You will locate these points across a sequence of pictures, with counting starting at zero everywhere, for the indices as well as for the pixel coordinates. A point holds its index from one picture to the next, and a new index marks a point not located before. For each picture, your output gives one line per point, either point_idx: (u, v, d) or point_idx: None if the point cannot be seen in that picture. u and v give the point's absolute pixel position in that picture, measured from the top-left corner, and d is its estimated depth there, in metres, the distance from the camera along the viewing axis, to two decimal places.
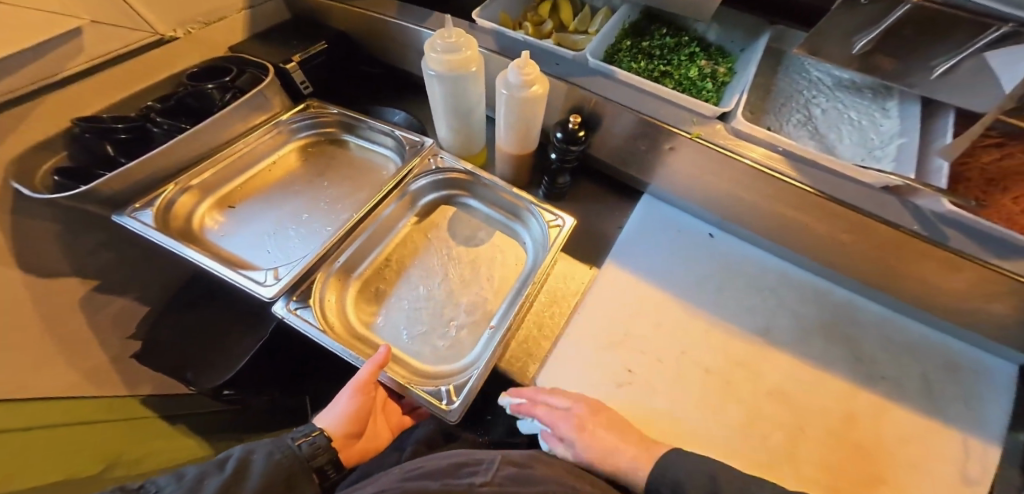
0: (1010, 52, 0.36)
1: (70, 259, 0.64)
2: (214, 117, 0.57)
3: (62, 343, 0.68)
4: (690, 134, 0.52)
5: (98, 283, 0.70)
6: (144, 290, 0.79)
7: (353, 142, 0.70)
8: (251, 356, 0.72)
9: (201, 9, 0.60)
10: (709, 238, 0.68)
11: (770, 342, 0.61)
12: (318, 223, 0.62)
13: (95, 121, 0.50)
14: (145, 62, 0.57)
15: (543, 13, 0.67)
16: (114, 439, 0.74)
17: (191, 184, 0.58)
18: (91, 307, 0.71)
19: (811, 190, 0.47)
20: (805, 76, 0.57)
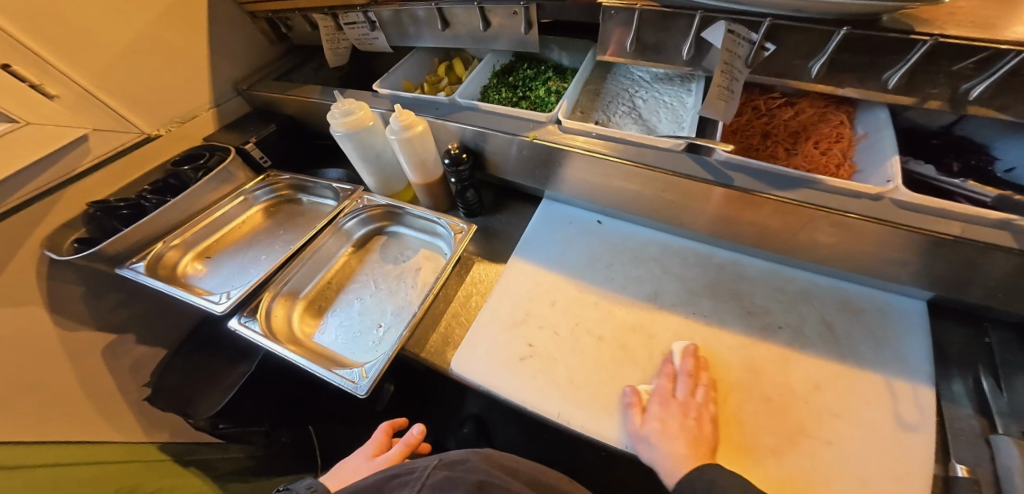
0: (711, 27, 0.50)
1: (93, 315, 0.82)
2: (190, 190, 0.76)
3: (86, 388, 0.84)
4: (528, 137, 0.63)
5: (115, 336, 0.87)
6: (155, 342, 0.95)
7: (307, 199, 0.87)
8: (235, 391, 0.84)
9: (177, 112, 0.83)
10: (597, 225, 0.77)
11: (659, 305, 0.64)
12: (273, 261, 0.76)
13: (102, 202, 0.70)
14: (140, 156, 0.79)
15: (440, 73, 0.84)
16: (135, 473, 0.86)
17: (178, 242, 0.76)
18: (109, 356, 0.87)
19: (620, 159, 0.58)
20: (629, 77, 0.70)
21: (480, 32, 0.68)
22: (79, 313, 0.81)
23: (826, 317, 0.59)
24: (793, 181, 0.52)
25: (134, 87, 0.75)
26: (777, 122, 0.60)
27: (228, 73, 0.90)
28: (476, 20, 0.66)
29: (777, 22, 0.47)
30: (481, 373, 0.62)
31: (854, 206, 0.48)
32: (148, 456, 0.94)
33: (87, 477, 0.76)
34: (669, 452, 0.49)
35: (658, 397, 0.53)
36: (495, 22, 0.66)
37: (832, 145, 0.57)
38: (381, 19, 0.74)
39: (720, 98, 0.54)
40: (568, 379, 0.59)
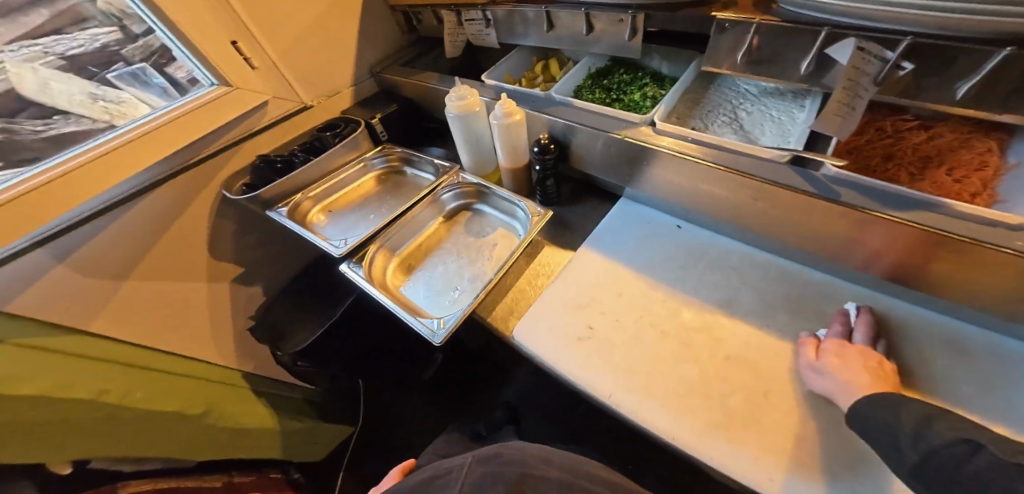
0: (837, 45, 0.46)
1: (233, 251, 1.02)
2: (326, 153, 0.92)
3: (216, 307, 1.04)
4: (621, 135, 0.64)
5: (241, 271, 1.06)
6: (270, 281, 1.14)
7: (410, 171, 1.00)
8: (321, 332, 0.97)
9: (327, 87, 1.00)
10: (676, 229, 0.74)
11: (733, 312, 0.62)
12: (379, 221, 0.89)
13: (266, 157, 0.89)
14: (298, 121, 0.98)
15: (537, 71, 0.85)
16: (234, 399, 1.02)
17: (313, 194, 0.92)
18: (245, 281, 1.08)
19: (712, 164, 0.58)
20: (736, 89, 0.69)
21: (584, 36, 0.72)
22: (225, 245, 1.00)
23: (925, 351, 0.54)
24: (915, 203, 0.48)
25: (301, 62, 0.93)
26: (904, 144, 0.55)
27: (367, 59, 1.05)
28: (580, 24, 0.70)
29: (918, 41, 0.41)
30: (541, 346, 0.65)
31: (975, 233, 0.44)
32: (236, 382, 1.08)
33: (203, 392, 0.95)
34: (848, 378, 0.48)
35: (831, 340, 0.54)
36: (598, 28, 0.68)
37: (971, 175, 0.51)
38: (494, 17, 0.83)
39: (834, 114, 0.49)
40: (625, 364, 0.61)
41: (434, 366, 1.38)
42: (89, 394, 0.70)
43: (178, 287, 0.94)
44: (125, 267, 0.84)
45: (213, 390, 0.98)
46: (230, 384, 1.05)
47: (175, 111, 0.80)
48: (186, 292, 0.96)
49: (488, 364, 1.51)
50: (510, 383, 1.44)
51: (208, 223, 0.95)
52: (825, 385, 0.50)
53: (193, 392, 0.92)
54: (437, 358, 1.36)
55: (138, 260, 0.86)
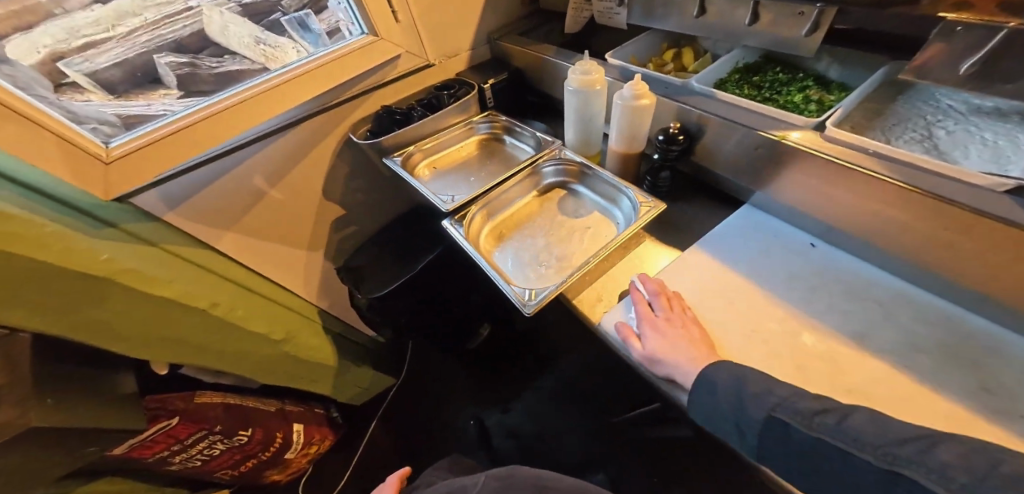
0: None
1: (339, 193, 1.07)
2: (439, 111, 0.95)
3: (311, 242, 1.11)
4: (779, 137, 0.59)
5: (340, 214, 1.11)
6: (360, 228, 1.18)
7: (510, 141, 0.99)
8: (398, 284, 1.02)
9: (448, 48, 1.00)
10: (809, 247, 0.69)
11: (865, 347, 0.57)
12: (479, 186, 0.89)
13: (388, 108, 0.95)
14: (417, 79, 0.99)
15: (666, 58, 0.81)
16: (302, 326, 1.11)
17: (423, 149, 0.93)
18: (336, 225, 1.13)
19: (887, 179, 0.50)
20: (933, 104, 0.56)
21: (743, 27, 0.64)
22: (333, 189, 1.06)
23: None
24: None
25: (430, 18, 0.93)
26: None
27: (488, 24, 1.04)
28: (742, 13, 0.62)
29: None
30: (627, 339, 0.63)
31: None
32: (303, 309, 1.15)
33: (281, 314, 1.05)
34: (679, 359, 0.53)
35: (642, 323, 0.59)
36: (763, 20, 0.60)
37: None
38: None
39: None
40: None
41: (480, 340, 1.39)
42: (203, 304, 0.81)
43: (278, 219, 1.00)
44: (249, 197, 0.92)
45: (290, 316, 1.08)
46: (299, 311, 1.14)
47: (327, 57, 0.81)
48: (285, 225, 1.03)
49: (537, 349, 1.52)
50: (550, 371, 1.45)
51: (325, 165, 0.99)
52: (664, 369, 0.54)
53: (278, 316, 1.04)
54: (484, 331, 1.36)
55: (261, 190, 0.93)
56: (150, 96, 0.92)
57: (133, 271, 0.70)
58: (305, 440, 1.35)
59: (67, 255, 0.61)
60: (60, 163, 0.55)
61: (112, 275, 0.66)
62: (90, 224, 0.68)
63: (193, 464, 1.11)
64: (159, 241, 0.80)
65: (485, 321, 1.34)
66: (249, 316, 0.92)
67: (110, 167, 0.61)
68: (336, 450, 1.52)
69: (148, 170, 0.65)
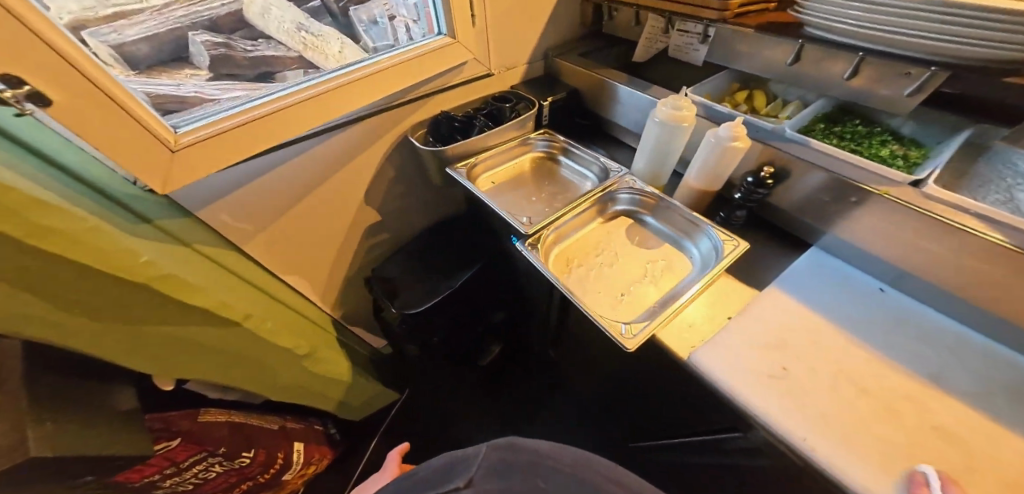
0: None
1: (381, 199, 1.01)
2: (502, 125, 0.91)
3: (343, 248, 1.04)
4: (881, 192, 0.62)
5: (378, 221, 1.05)
6: (392, 236, 1.12)
7: (565, 162, 0.95)
8: (438, 298, 1.01)
9: (508, 60, 0.98)
10: (879, 292, 0.74)
11: (943, 387, 0.61)
12: (544, 207, 0.86)
13: (448, 114, 0.91)
14: (475, 87, 0.96)
15: (739, 99, 0.81)
16: (320, 339, 1.03)
17: (482, 161, 0.90)
18: (370, 232, 1.06)
19: (992, 238, 0.54)
20: (1012, 168, 0.60)
21: (838, 80, 0.66)
22: (375, 195, 1.00)
23: None
24: None
25: (499, 28, 0.90)
26: None
27: (547, 41, 1.02)
28: (841, 67, 0.64)
29: None
30: (723, 376, 0.64)
31: None
32: (321, 323, 1.07)
33: (304, 328, 0.96)
34: None
35: None
36: (862, 77, 0.63)
37: None
38: (716, 35, 0.76)
39: None
40: (819, 412, 0.59)
41: (491, 356, 1.33)
42: (238, 316, 0.72)
43: (316, 223, 0.93)
44: (291, 199, 0.84)
45: (310, 329, 1.00)
46: (316, 322, 1.05)
47: (402, 57, 0.75)
48: (320, 230, 0.95)
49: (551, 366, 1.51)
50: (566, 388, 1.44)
51: (374, 169, 0.94)
52: None
53: (301, 328, 0.95)
54: (495, 349, 1.32)
55: (307, 191, 0.85)
56: (175, 75, 0.79)
57: (172, 277, 0.58)
58: (304, 460, 1.24)
59: (106, 258, 0.50)
60: (118, 148, 0.46)
61: (151, 282, 0.55)
62: (124, 217, 0.56)
63: (183, 489, 0.98)
64: (192, 240, 0.68)
65: (496, 339, 1.31)
66: (278, 331, 0.83)
67: (176, 156, 0.52)
68: (330, 470, 1.41)
69: (215, 164, 0.56)
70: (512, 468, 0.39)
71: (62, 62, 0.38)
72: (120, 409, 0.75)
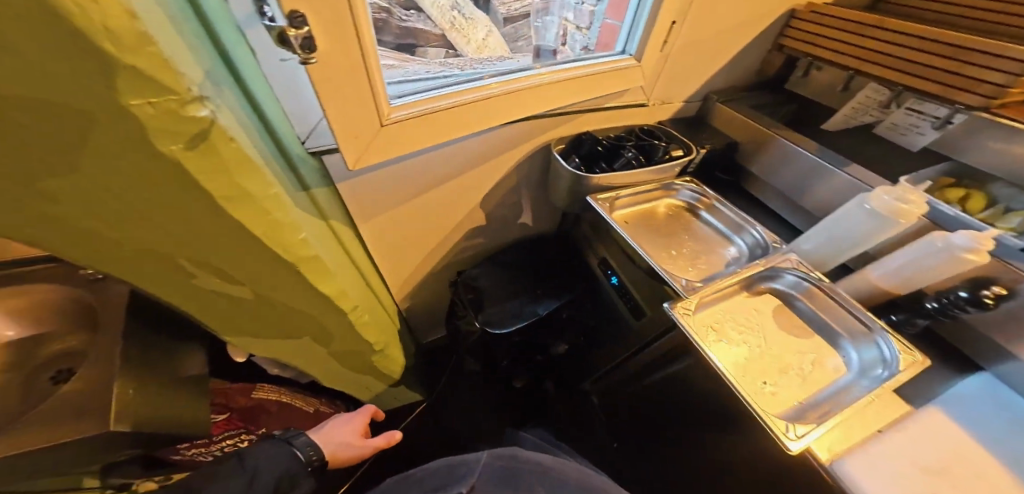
0: None
1: (491, 205, 0.93)
2: (651, 165, 0.80)
3: (436, 246, 0.96)
4: None
5: (478, 225, 0.97)
6: (482, 242, 1.04)
7: (705, 220, 0.84)
8: (522, 324, 0.96)
9: (671, 94, 0.89)
10: None
11: None
12: (686, 263, 0.76)
13: (594, 135, 0.83)
14: (626, 114, 0.88)
15: (950, 196, 0.66)
16: (389, 333, 0.94)
17: (623, 196, 0.80)
18: (465, 235, 0.98)
19: None
20: None
21: None
22: (488, 200, 0.91)
23: None
24: None
25: (682, 60, 0.81)
26: None
27: (714, 83, 0.93)
28: None
29: None
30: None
31: None
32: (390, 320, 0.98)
33: (381, 324, 0.87)
34: None
35: None
36: None
37: None
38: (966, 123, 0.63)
39: None
40: None
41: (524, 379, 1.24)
42: (347, 308, 0.63)
43: (425, 218, 0.85)
44: (415, 191, 0.76)
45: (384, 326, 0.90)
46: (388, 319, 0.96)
47: (578, 72, 0.68)
48: (427, 227, 0.88)
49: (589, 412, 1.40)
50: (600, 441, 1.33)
51: (499, 174, 0.85)
52: None
53: (379, 321, 0.86)
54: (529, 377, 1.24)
55: (433, 185, 0.77)
56: None
57: (319, 261, 0.50)
58: None
59: (272, 233, 0.40)
60: (339, 96, 0.40)
61: (299, 263, 0.46)
62: (292, 183, 0.46)
63: None
64: (329, 215, 0.59)
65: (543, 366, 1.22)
66: (365, 327, 0.74)
67: (381, 132, 0.47)
68: None
69: (405, 147, 0.50)
70: (514, 475, 0.45)
71: (345, 12, 0.35)
72: (190, 375, 0.65)
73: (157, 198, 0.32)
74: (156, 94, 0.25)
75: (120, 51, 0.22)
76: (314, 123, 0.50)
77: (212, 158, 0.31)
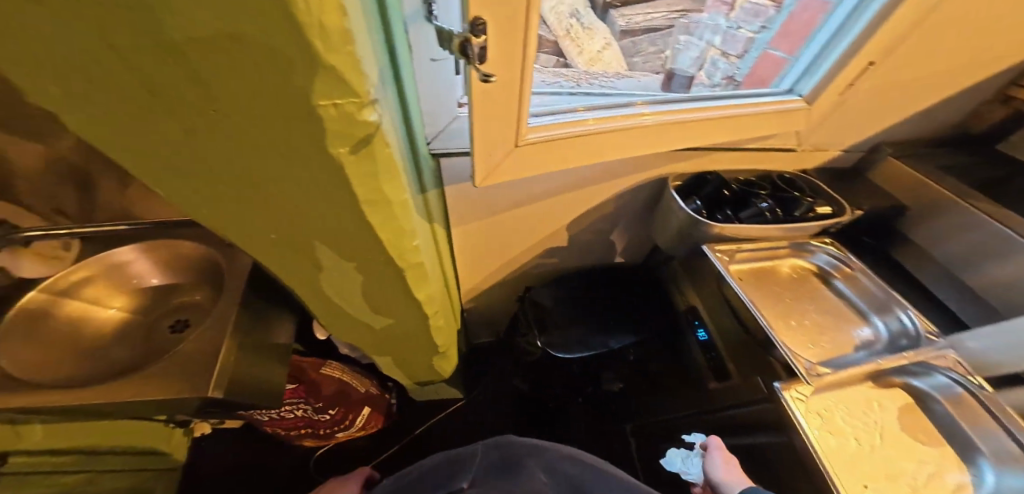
0: None
1: (588, 227, 0.88)
2: (788, 223, 0.72)
3: (522, 258, 0.94)
4: None
5: (569, 245, 0.93)
6: (568, 261, 1.00)
7: (840, 291, 0.73)
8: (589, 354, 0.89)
9: (830, 142, 0.78)
10: None
11: None
12: (806, 338, 0.67)
13: (722, 178, 0.75)
14: (762, 155, 0.79)
15: None
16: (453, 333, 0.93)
17: (744, 251, 0.72)
18: (554, 252, 0.95)
19: None
20: None
21: None
22: (586, 221, 0.87)
23: None
24: None
25: (858, 107, 0.69)
26: None
27: (893, 132, 0.79)
28: None
29: None
30: None
31: None
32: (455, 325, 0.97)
33: (448, 329, 0.86)
34: None
35: None
36: None
37: None
38: None
39: None
40: None
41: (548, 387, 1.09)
42: (429, 312, 0.62)
43: (521, 232, 0.83)
44: (521, 205, 0.74)
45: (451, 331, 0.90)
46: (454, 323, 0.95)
47: (740, 112, 0.62)
48: (518, 241, 0.86)
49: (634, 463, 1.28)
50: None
51: (603, 201, 0.81)
52: None
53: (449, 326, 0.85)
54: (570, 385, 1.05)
55: (538, 201, 0.74)
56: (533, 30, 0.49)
57: (419, 265, 0.49)
58: (361, 426, 1.12)
59: (390, 234, 0.41)
60: (486, 109, 0.42)
61: (404, 265, 0.46)
62: (415, 185, 0.47)
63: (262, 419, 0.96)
64: (433, 218, 0.59)
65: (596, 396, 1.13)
66: (438, 331, 0.73)
67: (513, 153, 0.50)
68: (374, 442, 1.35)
69: (531, 169, 0.53)
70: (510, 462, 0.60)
71: (521, 27, 0.36)
72: (277, 343, 0.69)
73: (309, 188, 0.33)
74: (342, 95, 0.25)
75: (327, 50, 0.21)
76: (444, 125, 0.53)
77: (366, 161, 0.31)
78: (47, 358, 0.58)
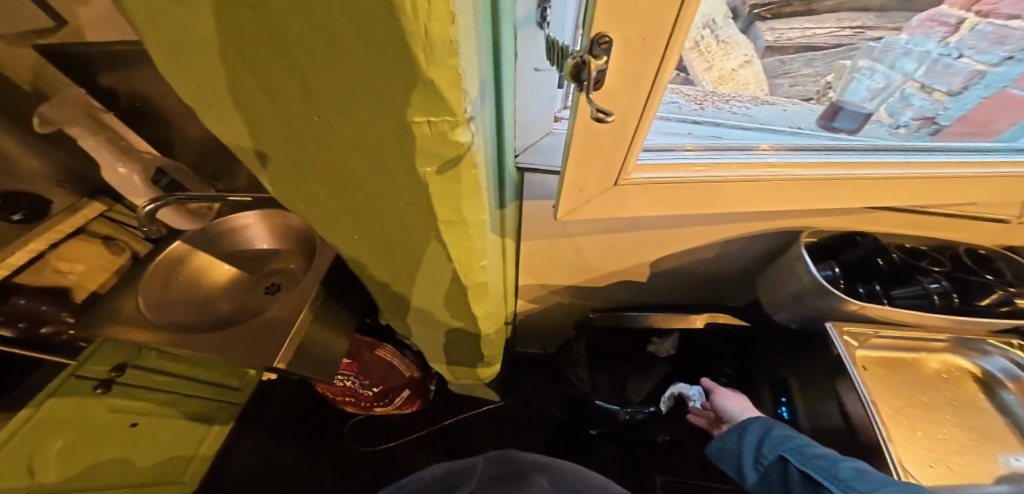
0: None
1: (689, 268, 0.78)
2: (960, 315, 0.56)
3: (607, 287, 0.86)
4: None
5: (662, 283, 0.84)
6: (656, 300, 0.91)
7: (1007, 405, 0.57)
8: None
9: None
10: None
11: None
12: (941, 454, 0.52)
13: (880, 244, 0.61)
14: (944, 221, 0.64)
15: None
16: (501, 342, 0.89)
17: (882, 335, 0.58)
18: (643, 287, 0.86)
19: None
20: None
21: None
22: (688, 263, 0.76)
23: None
24: None
25: None
26: None
27: None
28: None
29: None
30: None
31: None
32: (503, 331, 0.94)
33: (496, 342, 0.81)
34: None
35: None
36: None
37: None
38: None
39: None
40: None
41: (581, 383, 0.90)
42: (486, 325, 0.59)
43: (616, 262, 0.76)
44: (625, 233, 0.66)
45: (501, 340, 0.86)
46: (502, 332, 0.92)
47: (917, 174, 0.50)
48: (607, 270, 0.79)
49: None
50: None
51: (716, 246, 0.70)
52: None
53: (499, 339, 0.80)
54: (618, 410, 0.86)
55: (643, 233, 0.66)
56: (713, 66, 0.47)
57: (484, 285, 0.45)
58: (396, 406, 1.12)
59: (463, 255, 0.37)
60: (597, 133, 0.37)
61: (467, 284, 0.43)
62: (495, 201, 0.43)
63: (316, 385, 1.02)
64: (505, 231, 0.55)
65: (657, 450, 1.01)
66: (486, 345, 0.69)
67: (611, 191, 0.45)
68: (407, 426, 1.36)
69: (631, 207, 0.48)
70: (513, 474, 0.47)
71: (662, 44, 0.29)
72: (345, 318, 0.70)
73: (388, 199, 0.30)
74: (437, 113, 0.20)
75: (430, 64, 0.17)
76: (533, 140, 0.49)
77: (450, 183, 0.27)
78: (173, 299, 0.65)
